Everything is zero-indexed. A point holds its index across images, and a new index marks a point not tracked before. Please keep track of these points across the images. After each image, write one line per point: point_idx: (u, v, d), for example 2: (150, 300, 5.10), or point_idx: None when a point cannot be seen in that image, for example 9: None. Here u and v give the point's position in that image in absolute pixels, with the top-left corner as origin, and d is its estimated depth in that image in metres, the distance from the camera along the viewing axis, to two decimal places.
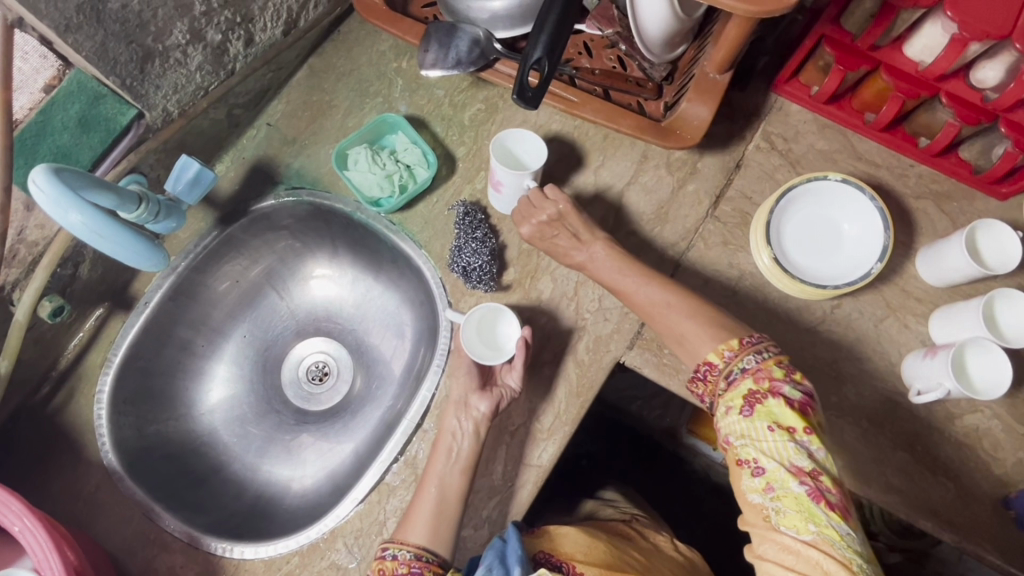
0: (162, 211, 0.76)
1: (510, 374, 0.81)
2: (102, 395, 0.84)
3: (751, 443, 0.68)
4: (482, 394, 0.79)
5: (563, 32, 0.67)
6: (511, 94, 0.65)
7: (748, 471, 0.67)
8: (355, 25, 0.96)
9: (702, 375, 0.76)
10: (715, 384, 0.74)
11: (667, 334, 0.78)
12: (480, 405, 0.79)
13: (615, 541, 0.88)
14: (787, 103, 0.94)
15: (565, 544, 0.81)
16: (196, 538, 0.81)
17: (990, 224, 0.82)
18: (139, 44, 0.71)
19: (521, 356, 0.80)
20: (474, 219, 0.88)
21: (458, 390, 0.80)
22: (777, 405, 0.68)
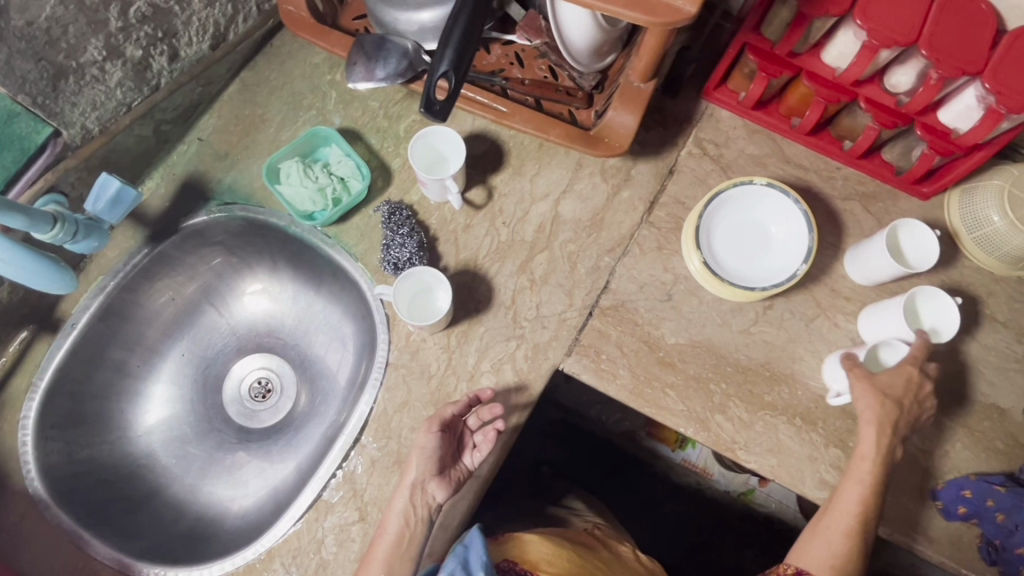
0: (81, 231, 0.74)
1: (471, 455, 0.79)
2: (27, 421, 0.82)
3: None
4: (441, 480, 0.77)
5: (469, 44, 0.66)
6: (419, 106, 0.64)
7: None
8: (288, 37, 0.95)
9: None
10: None
11: None
12: (437, 492, 0.77)
13: (579, 551, 0.87)
14: (717, 109, 0.96)
15: (532, 550, 0.83)
16: (128, 565, 0.79)
17: (909, 224, 0.84)
18: (50, 61, 0.70)
19: (489, 444, 0.78)
20: (400, 216, 0.88)
21: (418, 473, 0.76)
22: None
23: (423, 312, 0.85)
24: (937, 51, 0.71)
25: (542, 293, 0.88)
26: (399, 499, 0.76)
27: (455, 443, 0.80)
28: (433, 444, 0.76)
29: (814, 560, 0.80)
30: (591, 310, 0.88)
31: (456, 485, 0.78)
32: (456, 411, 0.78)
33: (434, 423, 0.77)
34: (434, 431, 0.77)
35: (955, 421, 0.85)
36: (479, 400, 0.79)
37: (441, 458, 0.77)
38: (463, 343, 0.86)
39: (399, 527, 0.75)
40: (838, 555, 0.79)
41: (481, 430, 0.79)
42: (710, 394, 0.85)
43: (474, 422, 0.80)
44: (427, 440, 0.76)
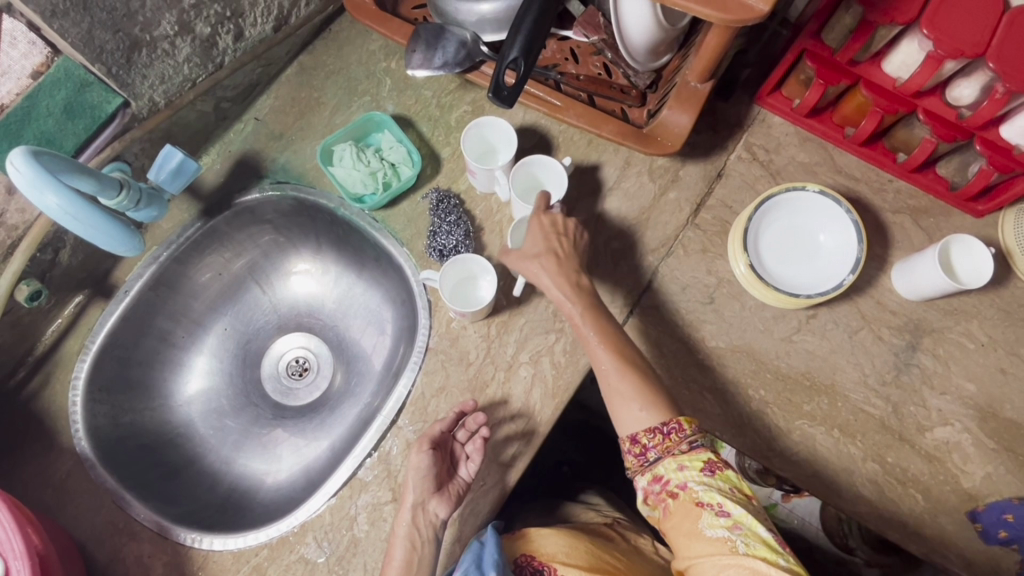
0: (143, 200, 0.76)
1: (465, 465, 0.80)
2: (77, 382, 0.84)
3: (713, 487, 0.71)
4: (441, 497, 0.77)
5: (539, 35, 0.67)
6: (485, 94, 0.64)
7: (717, 520, 0.70)
8: (347, 24, 0.97)
9: (661, 431, 0.76)
10: (672, 442, 0.75)
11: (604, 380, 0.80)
12: (439, 511, 0.77)
13: (598, 544, 0.87)
14: (770, 115, 0.95)
15: (546, 545, 0.84)
16: (166, 529, 0.80)
17: (961, 239, 0.83)
18: (127, 33, 0.72)
19: (478, 451, 0.79)
20: (448, 204, 0.89)
21: (416, 494, 0.77)
22: (707, 453, 0.74)
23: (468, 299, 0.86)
24: (1006, 64, 0.70)
25: None
26: (402, 518, 0.77)
27: (447, 459, 0.81)
28: (427, 463, 0.78)
29: (633, 418, 0.77)
30: (631, 308, 0.88)
31: (456, 499, 0.79)
32: (444, 428, 0.80)
33: (424, 442, 0.79)
34: (425, 449, 0.78)
35: (1000, 444, 0.83)
36: (465, 413, 0.81)
37: (438, 474, 0.78)
38: (503, 333, 0.87)
39: (406, 553, 0.75)
40: (632, 393, 0.78)
41: (470, 441, 0.80)
42: (748, 400, 0.85)
43: (464, 435, 0.81)
44: (422, 459, 0.78)
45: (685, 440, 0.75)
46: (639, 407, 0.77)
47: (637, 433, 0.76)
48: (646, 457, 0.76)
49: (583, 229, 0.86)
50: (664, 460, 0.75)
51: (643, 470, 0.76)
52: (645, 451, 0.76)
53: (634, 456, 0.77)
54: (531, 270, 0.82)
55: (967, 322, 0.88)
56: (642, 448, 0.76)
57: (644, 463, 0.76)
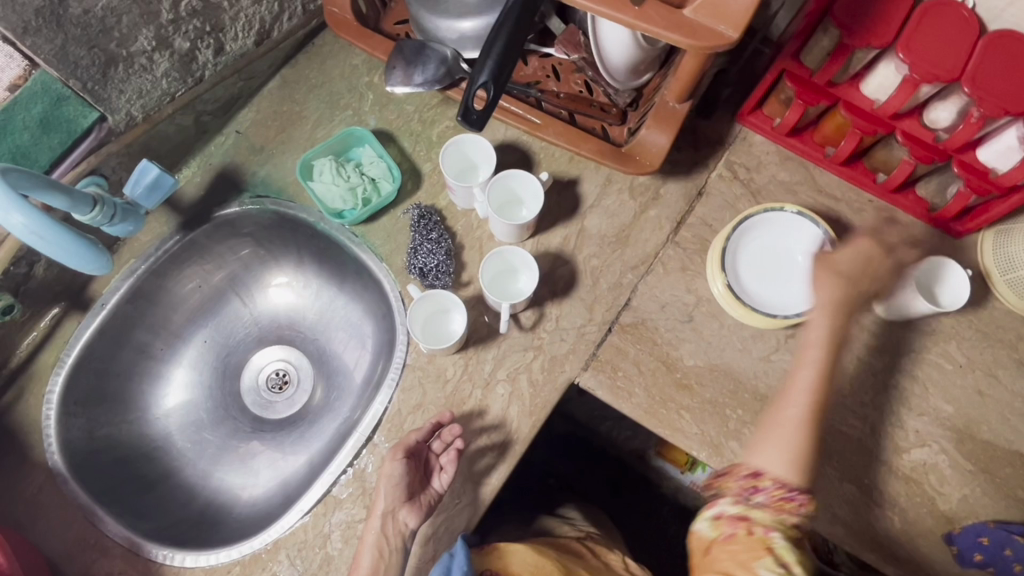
0: (118, 215, 0.75)
1: (438, 476, 0.80)
2: (52, 396, 0.84)
3: (792, 552, 0.71)
4: (411, 508, 0.78)
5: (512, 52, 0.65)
6: (455, 118, 0.63)
7: (775, 567, 0.70)
8: (330, 38, 0.97)
9: (789, 492, 0.73)
10: (786, 506, 0.73)
11: None
12: (409, 520, 0.77)
13: (566, 562, 0.87)
14: (751, 134, 0.95)
15: (514, 562, 0.83)
16: (138, 545, 0.80)
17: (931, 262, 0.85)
18: (102, 49, 0.71)
19: (451, 464, 0.79)
20: (429, 222, 0.89)
21: (387, 502, 0.77)
22: (799, 534, 0.72)
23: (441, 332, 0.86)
24: (981, 90, 0.70)
25: (563, 306, 0.88)
26: (371, 527, 0.77)
27: (420, 468, 0.81)
28: (399, 471, 0.78)
29: (769, 459, 0.75)
30: (610, 326, 0.88)
31: (427, 510, 0.79)
32: (421, 437, 0.80)
33: (398, 450, 0.79)
34: (400, 458, 0.79)
35: (977, 466, 0.83)
36: (441, 424, 0.81)
37: (408, 483, 0.78)
38: (480, 350, 0.86)
39: (374, 560, 0.75)
40: (792, 445, 0.75)
41: (445, 453, 0.80)
42: (726, 419, 0.85)
43: (440, 447, 0.81)
44: (394, 467, 0.79)
45: (799, 514, 0.73)
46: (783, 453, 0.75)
47: (764, 474, 0.74)
48: (750, 493, 0.75)
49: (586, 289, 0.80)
50: (768, 509, 0.73)
51: (736, 497, 0.75)
52: (756, 489, 0.75)
53: (738, 482, 0.76)
54: None
55: (944, 343, 0.88)
56: (759, 487, 0.74)
57: (743, 500, 0.75)
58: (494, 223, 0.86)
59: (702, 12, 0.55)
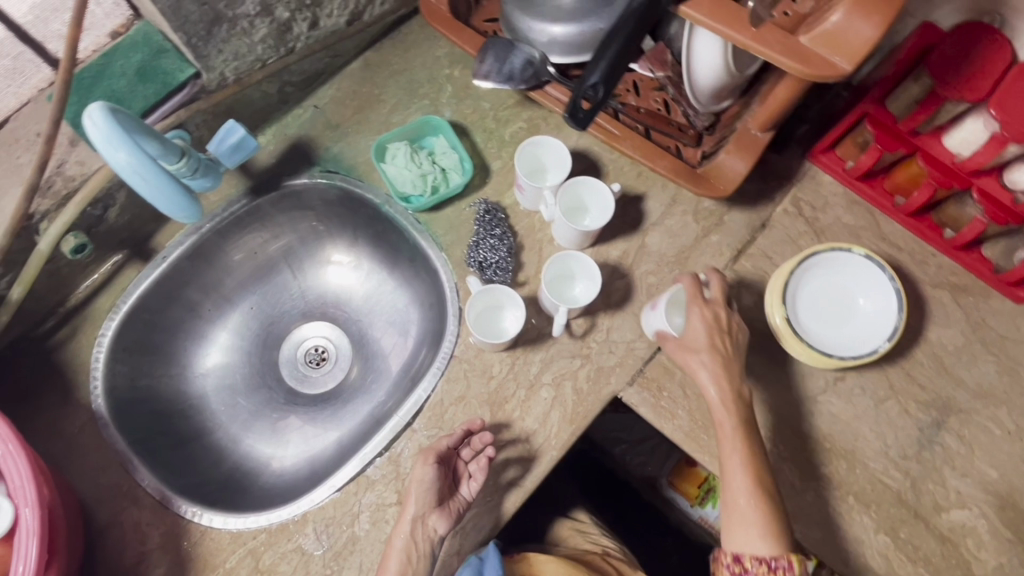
0: (200, 169, 0.76)
1: (467, 484, 0.78)
2: (103, 339, 0.84)
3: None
4: (441, 512, 0.77)
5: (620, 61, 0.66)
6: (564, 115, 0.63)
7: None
8: (417, 27, 0.99)
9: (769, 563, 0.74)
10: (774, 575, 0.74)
11: (734, 503, 0.75)
12: (439, 525, 0.76)
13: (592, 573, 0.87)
14: (821, 173, 0.95)
15: (544, 569, 0.84)
16: (169, 499, 0.80)
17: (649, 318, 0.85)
18: (212, 7, 0.72)
19: (483, 473, 0.77)
20: (494, 218, 0.89)
21: (418, 506, 0.76)
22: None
23: (496, 330, 0.86)
24: None
25: (615, 318, 0.88)
26: (399, 530, 0.76)
27: (451, 474, 0.80)
28: (430, 476, 0.76)
29: (747, 540, 0.74)
30: (660, 345, 0.87)
31: (456, 518, 0.78)
32: (451, 443, 0.79)
33: (430, 455, 0.78)
34: (431, 463, 0.77)
35: (1017, 536, 0.81)
36: (471, 431, 0.80)
37: (439, 489, 0.77)
38: (528, 351, 0.86)
39: (400, 567, 0.74)
40: (755, 521, 0.74)
41: (474, 460, 0.79)
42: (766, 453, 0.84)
43: (468, 453, 0.81)
44: (427, 472, 0.77)
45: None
46: (758, 535, 0.74)
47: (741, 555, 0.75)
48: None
49: (744, 327, 0.82)
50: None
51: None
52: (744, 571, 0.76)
53: (730, 570, 0.77)
54: (692, 366, 0.80)
55: (996, 406, 0.86)
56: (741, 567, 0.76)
57: None
58: (560, 227, 0.85)
59: (818, 41, 0.55)
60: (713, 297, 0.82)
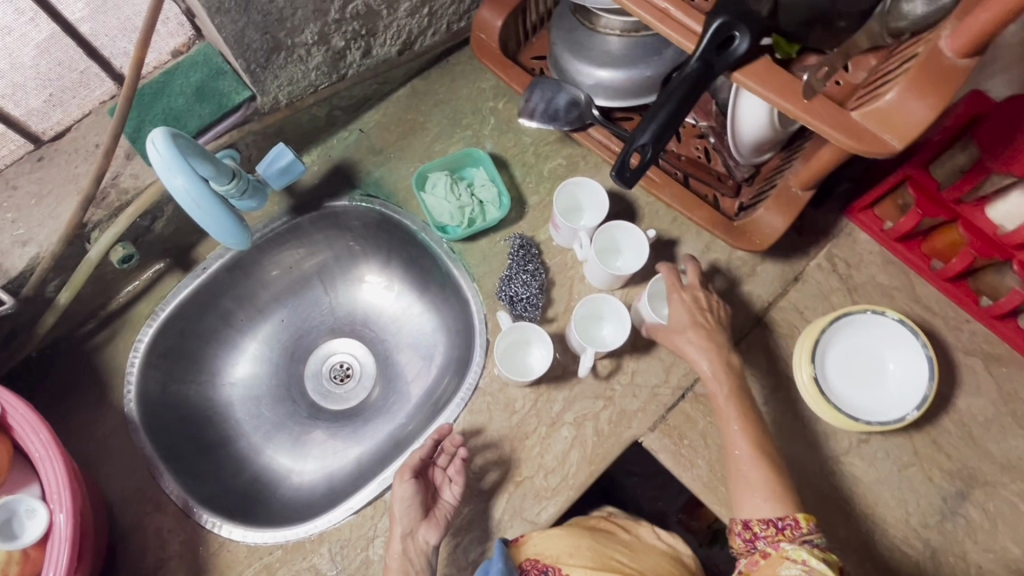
0: (248, 190, 0.78)
1: (448, 487, 0.81)
2: (139, 346, 0.87)
3: (807, 550, 0.70)
4: (429, 523, 0.78)
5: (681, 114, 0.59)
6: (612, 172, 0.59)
7: (795, 564, 0.69)
8: (465, 58, 1.00)
9: (775, 522, 0.73)
10: (785, 535, 0.72)
11: (734, 466, 0.77)
12: (429, 535, 0.77)
13: (600, 540, 0.81)
14: (858, 231, 0.95)
15: (548, 545, 0.78)
16: (190, 508, 0.81)
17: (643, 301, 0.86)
18: (273, 36, 0.74)
19: (459, 471, 0.81)
20: (528, 253, 0.91)
21: (405, 523, 0.78)
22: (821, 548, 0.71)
23: (522, 367, 0.87)
24: None
25: (641, 362, 0.88)
26: (393, 550, 0.77)
27: (429, 485, 0.82)
28: (409, 491, 0.79)
29: (755, 505, 0.75)
30: (684, 392, 0.87)
31: (445, 526, 0.79)
32: (423, 453, 0.81)
33: (406, 471, 0.80)
34: (407, 478, 0.79)
35: None
36: (439, 438, 0.82)
37: (423, 500, 0.79)
38: (552, 388, 0.87)
39: None
40: (762, 485, 0.75)
41: (450, 466, 0.82)
42: None
43: (444, 460, 0.83)
44: (408, 488, 0.79)
45: (801, 536, 0.72)
46: (764, 499, 0.74)
47: (750, 520, 0.74)
48: (753, 545, 0.74)
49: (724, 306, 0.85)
50: (771, 542, 0.73)
51: (745, 553, 0.74)
52: (754, 538, 0.74)
53: (741, 539, 0.75)
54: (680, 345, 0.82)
55: (1023, 481, 0.85)
56: (750, 533, 0.74)
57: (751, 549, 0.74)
58: (593, 267, 0.86)
59: (871, 118, 0.56)
60: (689, 283, 0.85)
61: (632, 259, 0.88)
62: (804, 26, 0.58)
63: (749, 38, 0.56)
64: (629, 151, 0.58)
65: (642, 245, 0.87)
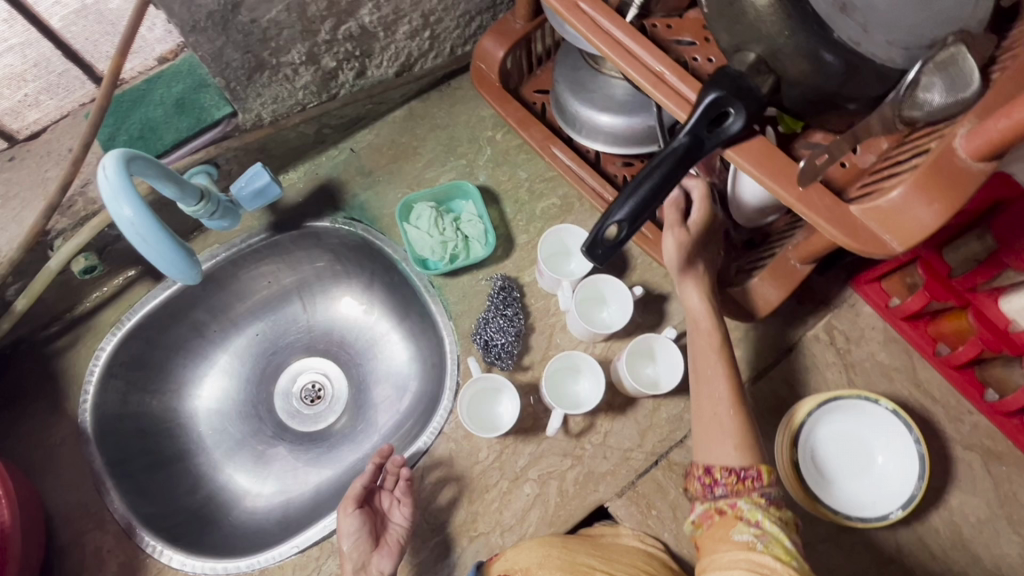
0: (219, 212, 0.76)
1: (398, 508, 0.78)
2: (100, 354, 0.84)
3: (762, 510, 0.64)
4: (382, 552, 0.75)
5: (666, 189, 0.54)
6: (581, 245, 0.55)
7: (748, 528, 0.63)
8: (467, 83, 0.97)
9: (737, 472, 0.67)
10: (744, 486, 0.66)
11: (711, 409, 0.72)
12: (383, 564, 0.73)
13: (571, 544, 0.74)
14: (861, 303, 0.90)
15: (520, 559, 0.72)
16: (133, 529, 0.79)
17: (641, 359, 0.83)
18: (255, 55, 0.72)
19: (403, 488, 0.79)
20: (508, 296, 0.86)
21: (355, 557, 0.74)
22: (776, 502, 0.65)
23: (490, 421, 0.83)
24: None
25: (615, 422, 0.84)
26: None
27: (377, 513, 0.79)
28: (355, 523, 0.75)
29: (722, 453, 0.69)
30: (657, 459, 0.82)
31: (399, 550, 0.76)
32: (365, 481, 0.78)
33: (349, 503, 0.77)
34: (350, 511, 0.76)
35: None
36: (382, 461, 0.79)
37: (371, 530, 0.76)
38: (519, 442, 0.83)
39: None
40: (732, 430, 0.70)
41: (396, 487, 0.80)
42: None
43: (390, 482, 0.80)
44: (350, 522, 0.76)
45: (760, 490, 0.66)
46: (733, 446, 0.69)
47: (712, 464, 0.68)
48: (711, 490, 0.67)
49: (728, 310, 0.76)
50: (729, 497, 0.66)
51: (703, 498, 0.68)
52: (714, 484, 0.67)
53: (700, 483, 0.69)
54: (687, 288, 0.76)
55: None
56: (710, 479, 0.68)
57: (705, 496, 0.68)
58: (573, 320, 0.82)
59: (871, 215, 0.51)
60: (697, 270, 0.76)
61: (616, 318, 0.84)
62: (807, 105, 0.54)
63: (744, 117, 0.51)
64: (604, 225, 0.55)
65: (627, 304, 0.83)
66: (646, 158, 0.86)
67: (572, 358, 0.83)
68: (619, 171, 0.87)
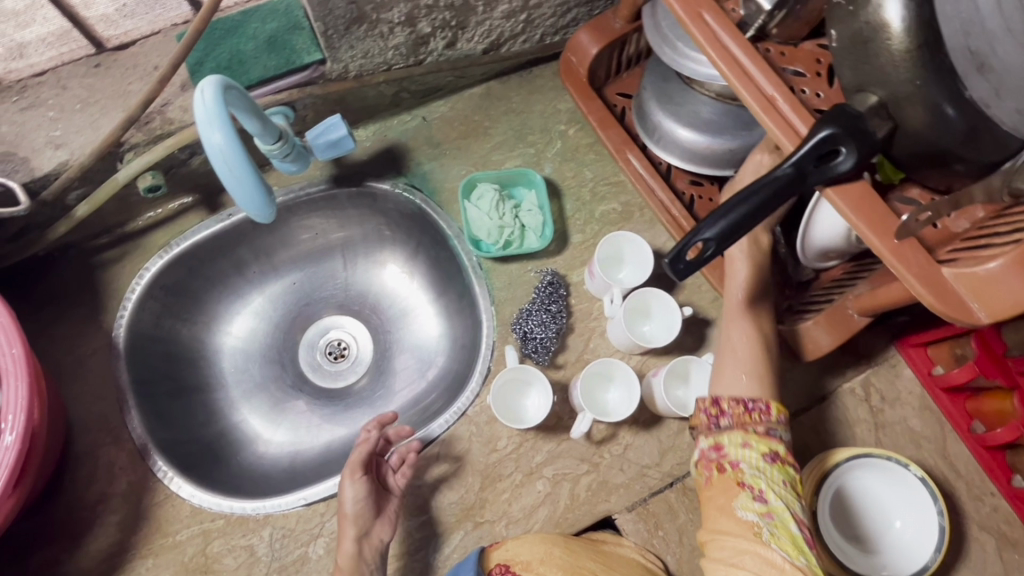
0: (291, 155, 0.76)
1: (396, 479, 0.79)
2: (144, 275, 0.84)
3: (765, 478, 0.63)
4: (380, 522, 0.75)
5: (755, 218, 0.55)
6: (663, 260, 0.56)
7: (753, 504, 0.61)
8: (550, 74, 0.96)
9: (745, 404, 0.67)
10: (751, 418, 0.66)
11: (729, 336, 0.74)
12: (384, 535, 0.74)
13: (573, 546, 0.73)
14: (902, 365, 0.89)
15: (521, 552, 0.72)
16: (148, 451, 0.79)
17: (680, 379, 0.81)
18: (359, 7, 0.71)
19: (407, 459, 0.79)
20: (555, 292, 0.86)
21: (357, 526, 0.73)
22: (780, 446, 0.65)
23: (518, 413, 0.82)
24: None
25: (637, 437, 0.83)
26: (344, 551, 0.72)
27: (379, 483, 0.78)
28: (358, 491, 0.74)
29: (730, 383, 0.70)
30: (672, 482, 0.82)
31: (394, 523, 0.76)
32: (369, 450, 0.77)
33: (357, 470, 0.75)
34: (356, 477, 0.75)
35: None
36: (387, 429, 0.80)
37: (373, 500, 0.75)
38: (540, 438, 0.82)
39: None
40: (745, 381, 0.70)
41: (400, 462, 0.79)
42: None
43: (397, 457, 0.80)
44: (353, 491, 0.75)
45: (767, 425, 0.66)
46: (745, 373, 0.70)
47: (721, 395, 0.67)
48: (716, 422, 0.67)
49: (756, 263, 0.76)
50: (735, 432, 0.65)
51: (706, 432, 0.67)
52: (719, 416, 0.67)
53: (704, 415, 0.68)
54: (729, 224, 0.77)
55: None
56: (717, 410, 0.67)
57: (711, 429, 0.67)
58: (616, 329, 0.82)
59: (962, 280, 0.50)
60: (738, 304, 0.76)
61: (659, 334, 0.83)
62: (917, 161, 0.53)
63: (855, 157, 0.52)
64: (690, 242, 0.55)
65: (674, 322, 0.82)
66: (716, 181, 0.86)
67: (609, 366, 0.82)
68: (687, 188, 0.86)
